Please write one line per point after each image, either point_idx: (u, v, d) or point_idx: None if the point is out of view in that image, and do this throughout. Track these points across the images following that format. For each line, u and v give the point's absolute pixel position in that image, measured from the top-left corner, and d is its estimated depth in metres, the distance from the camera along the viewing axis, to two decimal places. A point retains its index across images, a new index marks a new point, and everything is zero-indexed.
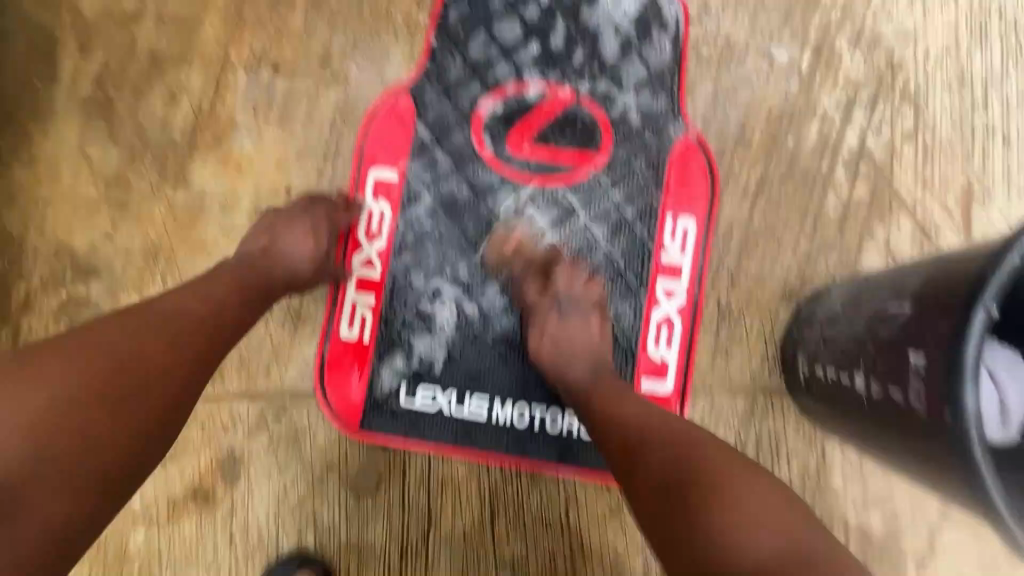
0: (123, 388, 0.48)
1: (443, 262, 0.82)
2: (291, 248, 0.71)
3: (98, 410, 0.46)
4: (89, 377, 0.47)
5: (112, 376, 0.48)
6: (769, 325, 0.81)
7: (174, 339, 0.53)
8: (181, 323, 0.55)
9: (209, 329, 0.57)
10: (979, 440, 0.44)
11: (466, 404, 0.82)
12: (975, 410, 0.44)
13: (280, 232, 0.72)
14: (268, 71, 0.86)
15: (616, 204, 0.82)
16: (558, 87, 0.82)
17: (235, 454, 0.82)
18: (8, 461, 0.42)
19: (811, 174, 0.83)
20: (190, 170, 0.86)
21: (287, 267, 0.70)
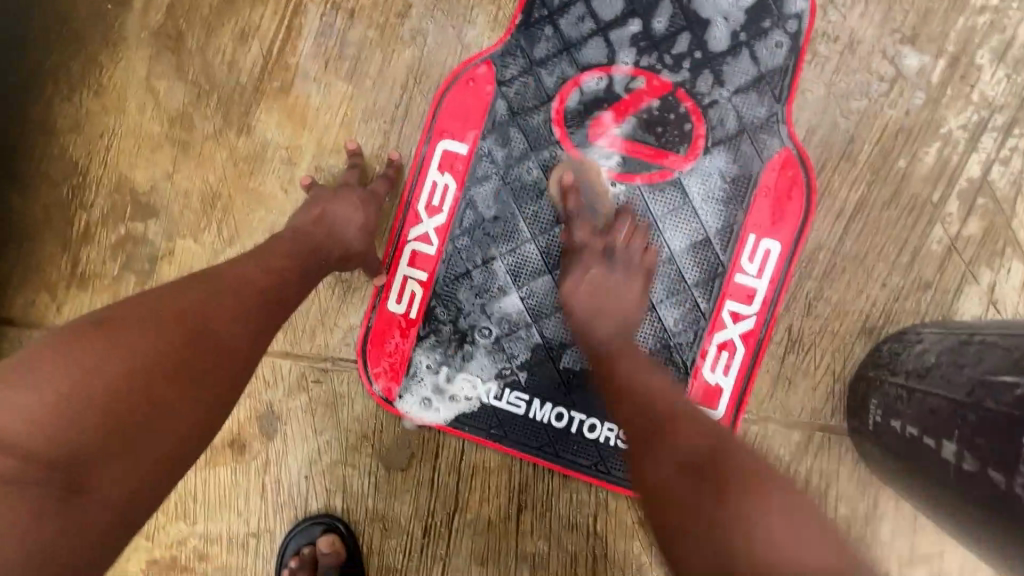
0: (189, 359, 0.46)
1: (501, 249, 0.78)
2: (341, 218, 0.71)
3: (166, 382, 0.44)
4: (157, 347, 0.45)
5: (180, 347, 0.46)
6: (841, 359, 0.75)
7: (236, 310, 0.51)
8: (242, 294, 0.53)
9: (268, 301, 0.55)
10: None
11: (507, 397, 0.79)
12: None
13: (335, 203, 0.72)
14: (343, 19, 0.81)
15: (695, 214, 0.75)
16: (654, 75, 0.75)
17: (273, 409, 0.83)
18: (73, 439, 0.40)
19: (919, 201, 0.74)
20: (254, 117, 0.83)
21: (340, 237, 0.70)
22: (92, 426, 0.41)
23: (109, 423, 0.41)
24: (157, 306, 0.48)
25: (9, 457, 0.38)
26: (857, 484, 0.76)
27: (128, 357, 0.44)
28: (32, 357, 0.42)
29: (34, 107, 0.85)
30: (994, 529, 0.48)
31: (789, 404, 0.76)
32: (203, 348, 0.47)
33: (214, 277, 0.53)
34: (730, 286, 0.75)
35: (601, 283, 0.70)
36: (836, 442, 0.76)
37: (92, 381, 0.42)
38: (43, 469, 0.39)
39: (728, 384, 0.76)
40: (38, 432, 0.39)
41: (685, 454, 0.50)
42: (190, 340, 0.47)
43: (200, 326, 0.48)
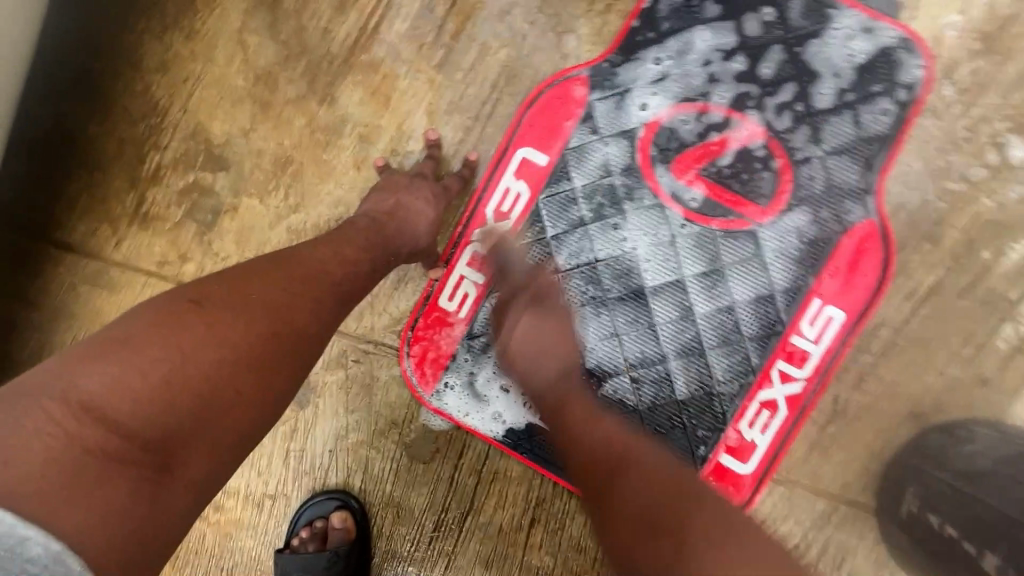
0: (271, 351, 0.48)
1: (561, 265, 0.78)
2: (416, 213, 0.70)
3: (249, 374, 0.46)
4: (240, 336, 0.46)
5: (266, 339, 0.48)
6: (882, 439, 0.74)
7: (315, 301, 0.53)
8: (322, 285, 0.55)
9: (345, 294, 0.57)
10: None
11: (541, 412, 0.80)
12: None
13: (409, 195, 0.71)
14: (445, 6, 0.80)
15: (764, 269, 0.74)
16: (752, 119, 0.73)
17: (310, 382, 0.84)
18: (163, 419, 0.42)
19: (994, 296, 0.72)
20: (339, 89, 0.82)
21: (411, 230, 0.69)
22: (187, 409, 0.43)
23: (198, 408, 0.44)
24: (245, 293, 0.49)
25: (110, 433, 0.40)
26: (873, 564, 0.75)
27: (222, 348, 0.45)
28: (131, 336, 0.44)
29: (124, 39, 0.85)
30: None
31: (820, 472, 0.76)
32: (282, 343, 0.49)
33: (295, 266, 0.55)
34: (784, 347, 0.74)
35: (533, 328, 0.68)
36: (862, 518, 0.75)
37: (186, 363, 0.44)
38: (136, 447, 0.41)
39: (763, 442, 0.76)
40: (138, 413, 0.41)
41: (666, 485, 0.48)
42: (275, 333, 0.48)
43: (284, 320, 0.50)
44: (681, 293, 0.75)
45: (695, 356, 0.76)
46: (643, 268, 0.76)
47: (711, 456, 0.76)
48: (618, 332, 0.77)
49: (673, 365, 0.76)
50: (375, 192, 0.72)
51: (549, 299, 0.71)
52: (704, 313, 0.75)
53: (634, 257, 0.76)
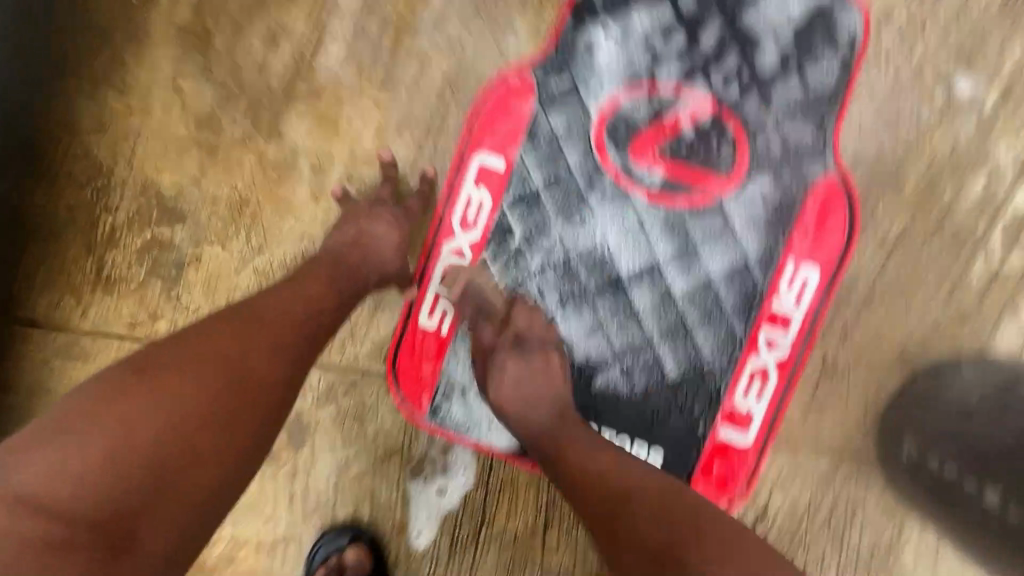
0: (224, 402, 0.47)
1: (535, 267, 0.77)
2: (379, 239, 0.69)
3: (212, 428, 0.46)
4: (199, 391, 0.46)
5: (224, 391, 0.47)
6: (874, 390, 0.75)
7: (276, 348, 0.52)
8: (279, 324, 0.54)
9: (311, 333, 0.56)
10: None
11: None
12: None
13: (371, 220, 0.70)
14: (377, 23, 0.78)
15: (736, 241, 0.74)
16: (702, 92, 0.73)
17: (302, 421, 0.83)
18: (113, 496, 0.41)
19: (963, 233, 0.73)
20: (285, 123, 0.80)
21: (378, 256, 0.68)
22: (137, 480, 0.42)
23: (150, 476, 0.43)
24: (195, 352, 0.49)
25: (53, 521, 0.39)
26: (884, 512, 0.76)
27: (170, 410, 0.45)
28: (72, 416, 0.43)
29: (57, 105, 0.82)
30: None
31: (820, 432, 0.76)
32: (236, 391, 0.48)
33: (252, 313, 0.54)
34: (766, 315, 0.75)
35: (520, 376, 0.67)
36: (867, 471, 0.75)
37: (136, 431, 0.43)
38: (107, 516, 0.41)
39: (759, 410, 0.76)
40: (84, 495, 0.41)
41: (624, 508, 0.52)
42: (235, 385, 0.48)
43: (239, 367, 0.49)
44: (658, 277, 0.75)
45: (681, 337, 0.76)
46: (617, 258, 0.75)
47: (711, 431, 0.77)
48: (601, 323, 0.77)
49: (661, 349, 0.76)
50: (336, 225, 0.71)
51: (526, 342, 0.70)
52: (683, 292, 0.75)
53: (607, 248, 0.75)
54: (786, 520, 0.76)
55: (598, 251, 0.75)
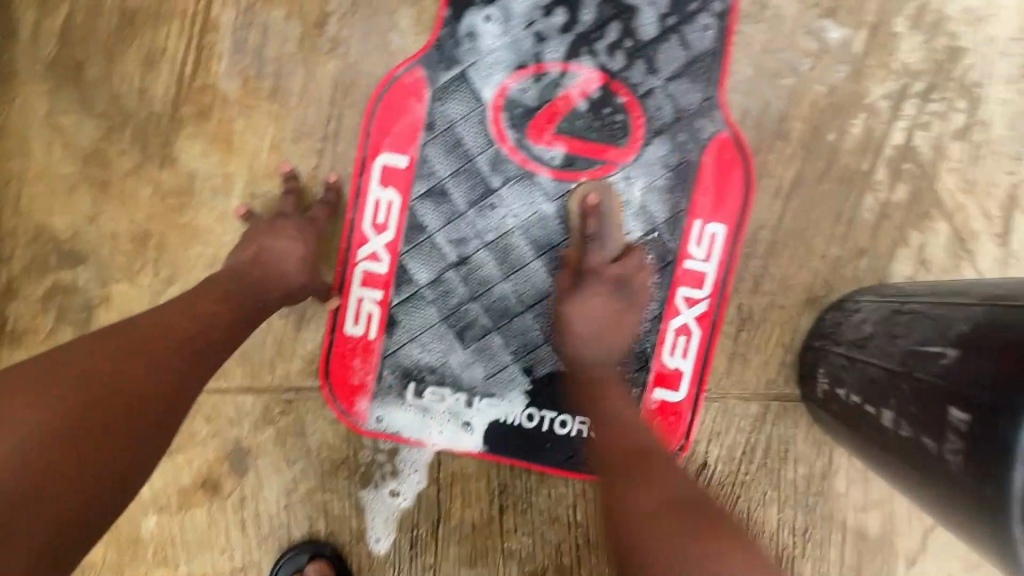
0: (122, 394, 0.50)
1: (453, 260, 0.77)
2: (281, 254, 0.68)
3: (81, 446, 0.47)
4: (60, 416, 0.47)
5: (123, 384, 0.51)
6: (789, 332, 0.79)
7: (151, 372, 0.52)
8: (183, 328, 0.57)
9: (194, 352, 0.56)
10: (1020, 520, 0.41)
11: (475, 406, 0.80)
12: (1021, 489, 0.41)
13: (271, 237, 0.70)
14: (258, 34, 0.76)
15: (641, 208, 0.76)
16: (589, 66, 0.74)
17: (243, 447, 0.81)
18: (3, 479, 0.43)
19: (850, 172, 0.77)
20: (176, 147, 0.78)
21: (280, 272, 0.67)
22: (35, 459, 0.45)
23: (42, 460, 0.45)
24: (56, 377, 0.49)
25: None
26: (813, 444, 0.80)
27: (66, 398, 0.48)
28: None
29: None
30: (928, 489, 0.52)
31: (744, 379, 0.80)
32: (133, 385, 0.51)
33: (124, 336, 0.54)
34: (680, 275, 0.77)
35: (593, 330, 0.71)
36: (791, 408, 0.80)
37: (33, 419, 0.46)
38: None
39: (687, 366, 0.79)
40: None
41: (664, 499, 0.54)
42: (97, 403, 0.49)
43: (139, 364, 0.52)
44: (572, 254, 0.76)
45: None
46: (530, 240, 0.76)
47: (644, 394, 0.79)
48: (526, 306, 0.78)
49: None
50: (238, 244, 0.70)
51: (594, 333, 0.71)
52: None
53: (520, 232, 0.76)
54: (727, 464, 0.81)
55: (512, 236, 0.76)
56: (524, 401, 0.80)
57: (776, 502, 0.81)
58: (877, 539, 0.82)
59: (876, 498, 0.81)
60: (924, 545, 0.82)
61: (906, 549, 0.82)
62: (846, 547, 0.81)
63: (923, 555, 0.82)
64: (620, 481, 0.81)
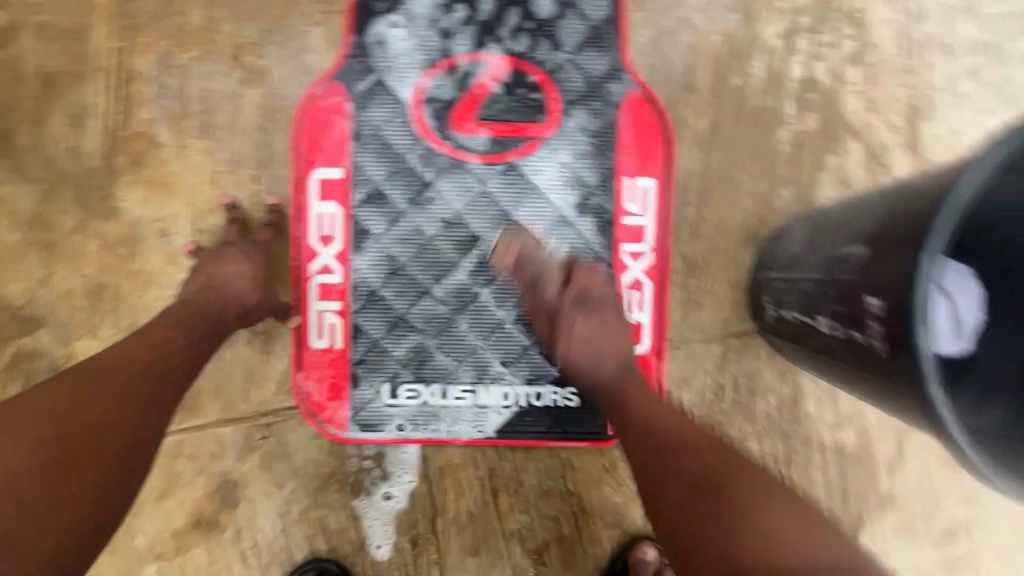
0: (103, 411, 0.53)
1: (402, 258, 0.79)
2: (231, 277, 0.71)
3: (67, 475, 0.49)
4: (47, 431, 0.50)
5: (106, 403, 0.53)
6: (734, 271, 0.82)
7: (120, 399, 0.54)
8: (155, 348, 0.60)
9: (159, 377, 0.58)
10: (933, 376, 0.45)
11: (450, 395, 0.82)
12: (928, 348, 0.44)
13: (219, 264, 0.72)
14: (178, 77, 0.79)
15: (572, 176, 0.79)
16: (496, 52, 0.77)
17: (231, 478, 0.82)
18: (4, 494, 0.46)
19: (761, 112, 0.81)
20: (117, 198, 0.79)
21: (234, 292, 0.70)
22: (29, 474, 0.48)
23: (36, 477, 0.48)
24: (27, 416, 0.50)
25: None
26: (778, 374, 0.84)
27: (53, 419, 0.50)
28: None
29: None
30: (869, 378, 0.55)
31: (701, 323, 0.83)
32: (116, 402, 0.54)
33: (85, 372, 0.55)
34: (622, 232, 0.80)
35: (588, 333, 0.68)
36: (751, 343, 0.83)
37: (21, 441, 0.48)
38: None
39: (646, 319, 0.81)
40: None
41: (692, 490, 0.54)
42: (73, 431, 0.50)
43: (120, 381, 0.55)
44: (515, 232, 0.79)
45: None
46: (473, 225, 0.79)
47: None
48: (481, 289, 0.80)
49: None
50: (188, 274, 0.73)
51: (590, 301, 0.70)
52: (543, 237, 0.80)
53: (461, 219, 0.79)
54: (701, 408, 0.83)
55: (455, 225, 0.79)
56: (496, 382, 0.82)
57: (755, 435, 0.84)
58: (856, 453, 0.85)
59: (847, 415, 0.84)
60: (901, 450, 0.85)
61: (884, 457, 0.85)
62: (828, 465, 0.84)
63: (901, 460, 0.85)
64: (603, 443, 0.83)
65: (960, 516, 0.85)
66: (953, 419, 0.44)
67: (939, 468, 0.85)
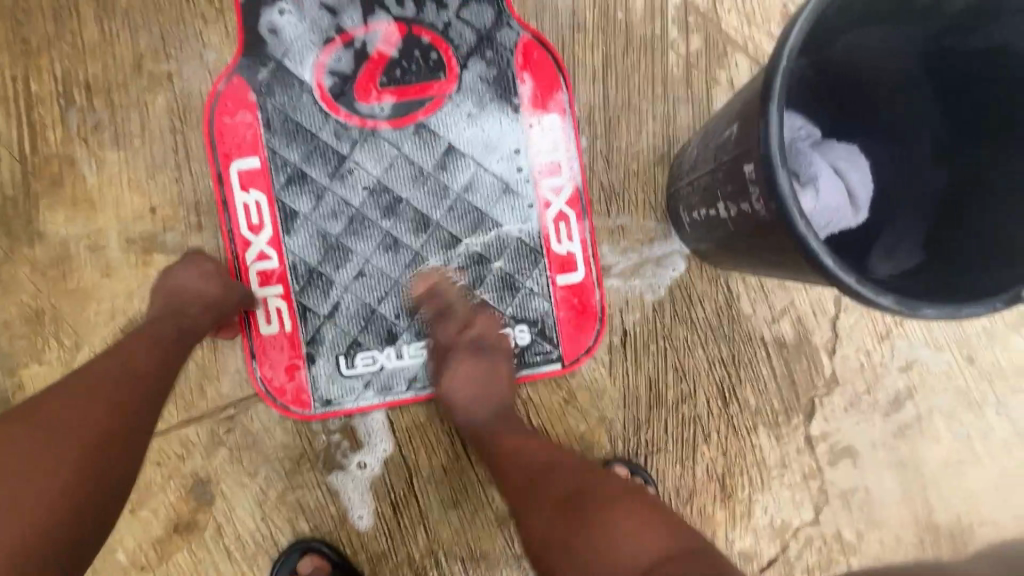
0: (138, 370, 0.62)
1: (336, 230, 0.82)
2: (184, 281, 0.74)
3: (61, 473, 0.52)
4: (107, 389, 0.58)
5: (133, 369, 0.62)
6: (652, 191, 0.87)
7: (131, 379, 0.61)
8: (161, 332, 0.68)
9: (131, 394, 0.59)
10: (799, 213, 0.50)
11: (406, 353, 0.85)
12: (789, 189, 0.50)
13: (173, 273, 0.75)
14: (82, 92, 0.80)
15: (480, 125, 0.83)
16: (385, 22, 0.82)
17: (202, 476, 0.83)
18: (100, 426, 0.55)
19: (648, 40, 0.86)
20: (40, 221, 0.80)
21: (196, 290, 0.74)
22: (112, 411, 0.57)
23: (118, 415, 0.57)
24: (84, 387, 0.58)
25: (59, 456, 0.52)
26: (710, 281, 0.88)
27: (106, 384, 0.59)
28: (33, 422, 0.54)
29: None
30: (765, 245, 0.60)
31: (630, 246, 0.87)
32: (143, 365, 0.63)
33: (36, 408, 0.55)
34: (537, 169, 0.85)
35: (467, 377, 0.77)
36: (680, 256, 0.87)
37: (90, 400, 0.57)
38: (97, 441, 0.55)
39: (577, 247, 0.86)
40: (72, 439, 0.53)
41: (573, 476, 0.61)
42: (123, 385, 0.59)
43: (139, 355, 0.64)
44: (436, 185, 0.83)
45: (484, 224, 0.84)
46: (396, 185, 0.83)
47: (551, 283, 0.86)
48: (415, 246, 0.83)
49: (471, 242, 0.84)
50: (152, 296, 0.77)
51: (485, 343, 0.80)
52: (466, 186, 0.84)
53: (384, 183, 0.82)
54: (645, 326, 0.88)
55: (379, 190, 0.82)
56: None
57: (699, 343, 0.88)
58: (796, 343, 0.90)
59: (781, 308, 0.89)
60: (836, 332, 0.90)
61: (823, 342, 0.90)
62: (770, 359, 0.89)
63: (838, 342, 0.90)
64: (559, 371, 0.86)
65: (901, 384, 0.91)
66: (823, 247, 0.50)
67: (873, 343, 0.91)
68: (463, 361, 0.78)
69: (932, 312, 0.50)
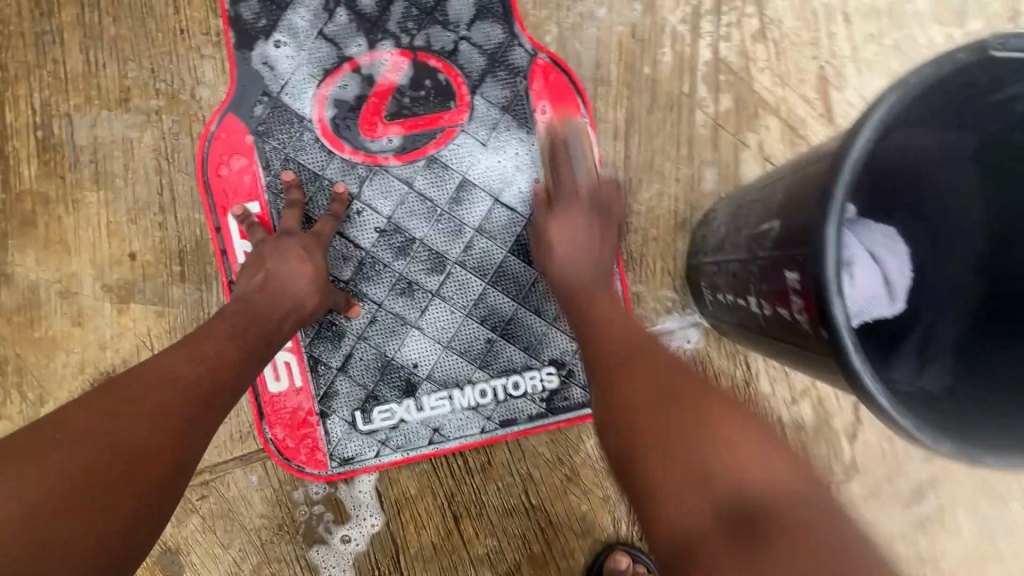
0: (205, 382, 0.54)
1: (351, 273, 0.77)
2: (291, 277, 0.65)
3: (107, 501, 0.43)
4: (168, 399, 0.50)
5: (203, 376, 0.54)
6: (671, 259, 0.81)
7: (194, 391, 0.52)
8: (240, 328, 0.60)
9: (191, 409, 0.51)
10: (852, 341, 0.44)
11: (425, 404, 0.79)
12: (844, 317, 0.44)
13: (280, 261, 0.66)
14: (63, 126, 0.74)
15: (498, 155, 0.78)
16: (390, 51, 0.76)
17: (171, 545, 0.76)
18: (149, 445, 0.47)
19: (674, 97, 0.81)
20: (9, 262, 0.74)
21: (294, 296, 0.65)
22: (167, 431, 0.49)
23: (174, 433, 0.49)
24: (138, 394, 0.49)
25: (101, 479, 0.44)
26: (729, 357, 0.82)
27: (170, 392, 0.51)
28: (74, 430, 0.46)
29: None
30: (804, 354, 0.54)
31: (644, 316, 0.81)
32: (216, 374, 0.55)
33: (86, 410, 0.47)
34: None
35: (566, 235, 0.71)
36: (697, 329, 0.82)
37: (143, 412, 0.48)
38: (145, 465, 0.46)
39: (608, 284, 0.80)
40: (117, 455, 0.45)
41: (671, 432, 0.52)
42: (186, 395, 0.52)
43: (217, 360, 0.56)
44: (452, 223, 0.77)
45: (510, 264, 0.78)
46: (417, 222, 0.77)
47: None
48: (437, 287, 0.78)
49: (496, 284, 0.78)
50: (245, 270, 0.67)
51: (601, 200, 0.73)
52: (495, 220, 0.78)
53: (405, 220, 0.77)
54: None
55: (393, 232, 0.77)
56: (468, 380, 0.79)
57: None
58: (816, 426, 0.84)
59: (802, 389, 0.84)
60: (859, 416, 0.84)
61: (845, 425, 0.84)
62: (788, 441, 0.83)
63: (860, 426, 0.85)
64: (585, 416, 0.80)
65: (924, 474, 0.85)
66: (878, 384, 0.44)
67: None
68: (575, 213, 0.72)
69: (995, 463, 0.43)
